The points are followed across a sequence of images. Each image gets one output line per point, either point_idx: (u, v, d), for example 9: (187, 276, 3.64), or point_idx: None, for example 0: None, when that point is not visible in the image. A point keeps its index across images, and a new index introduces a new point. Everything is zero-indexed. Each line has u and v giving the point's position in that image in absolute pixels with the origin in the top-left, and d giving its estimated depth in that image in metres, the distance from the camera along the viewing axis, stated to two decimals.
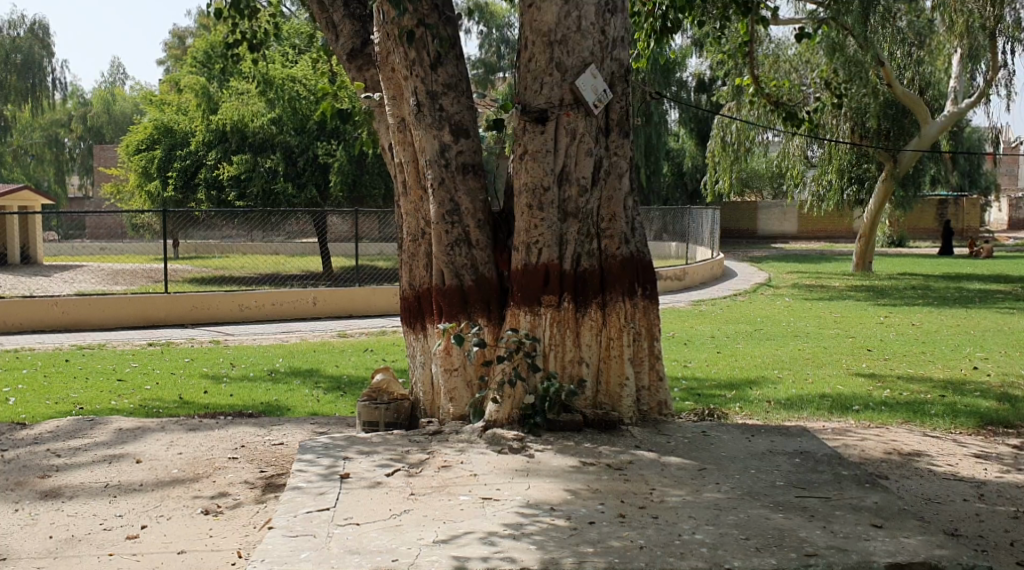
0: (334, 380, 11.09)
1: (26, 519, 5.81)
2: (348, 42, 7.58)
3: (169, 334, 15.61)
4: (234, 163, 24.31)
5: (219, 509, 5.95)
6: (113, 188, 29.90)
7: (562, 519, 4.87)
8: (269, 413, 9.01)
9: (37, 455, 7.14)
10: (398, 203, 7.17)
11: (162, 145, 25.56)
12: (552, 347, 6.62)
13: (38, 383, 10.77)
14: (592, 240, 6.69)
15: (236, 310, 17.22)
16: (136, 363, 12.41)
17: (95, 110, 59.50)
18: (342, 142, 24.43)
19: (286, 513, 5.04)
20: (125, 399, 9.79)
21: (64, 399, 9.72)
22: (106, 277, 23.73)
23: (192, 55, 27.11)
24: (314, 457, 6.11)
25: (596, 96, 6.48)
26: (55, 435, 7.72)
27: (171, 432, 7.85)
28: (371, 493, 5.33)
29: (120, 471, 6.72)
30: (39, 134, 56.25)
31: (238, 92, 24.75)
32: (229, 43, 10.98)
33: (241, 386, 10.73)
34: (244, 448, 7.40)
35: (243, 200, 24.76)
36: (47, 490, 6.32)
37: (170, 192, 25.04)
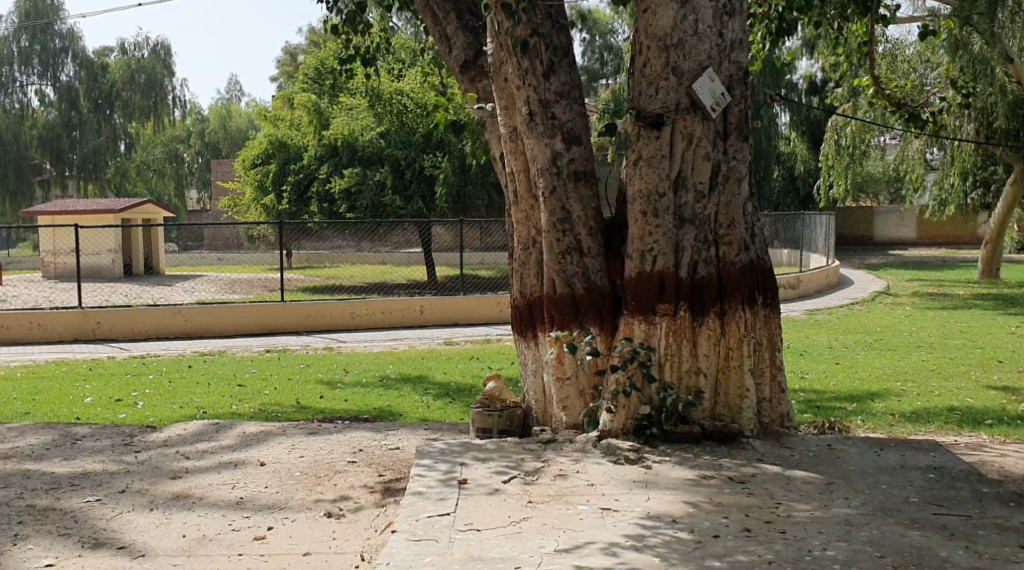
0: (443, 387, 11.16)
1: (161, 518, 6.01)
2: (462, 53, 7.66)
3: (285, 341, 15.99)
4: (345, 176, 24.68)
5: (341, 512, 6.05)
6: (231, 203, 30.98)
7: (685, 532, 4.74)
8: (383, 418, 9.15)
9: (168, 457, 7.40)
10: (510, 212, 7.14)
11: (276, 160, 26.27)
12: (667, 356, 6.47)
13: (163, 388, 11.17)
14: (710, 247, 6.51)
15: (348, 318, 17.51)
16: (254, 370, 12.72)
17: (213, 126, 62.33)
18: (449, 153, 24.82)
19: (407, 517, 5.08)
20: (245, 404, 10.05)
21: (189, 404, 10.04)
22: (225, 286, 24.45)
23: (304, 73, 28.18)
24: (431, 462, 6.19)
25: (714, 100, 6.34)
26: (182, 439, 7.97)
27: (292, 436, 8.01)
28: (489, 501, 5.31)
29: (247, 474, 6.90)
30: (161, 150, 58.01)
31: (348, 109, 25.50)
32: (343, 60, 11.29)
33: (354, 392, 10.88)
34: (362, 452, 7.50)
35: (353, 213, 25.08)
36: (178, 491, 6.54)
37: (284, 206, 25.61)
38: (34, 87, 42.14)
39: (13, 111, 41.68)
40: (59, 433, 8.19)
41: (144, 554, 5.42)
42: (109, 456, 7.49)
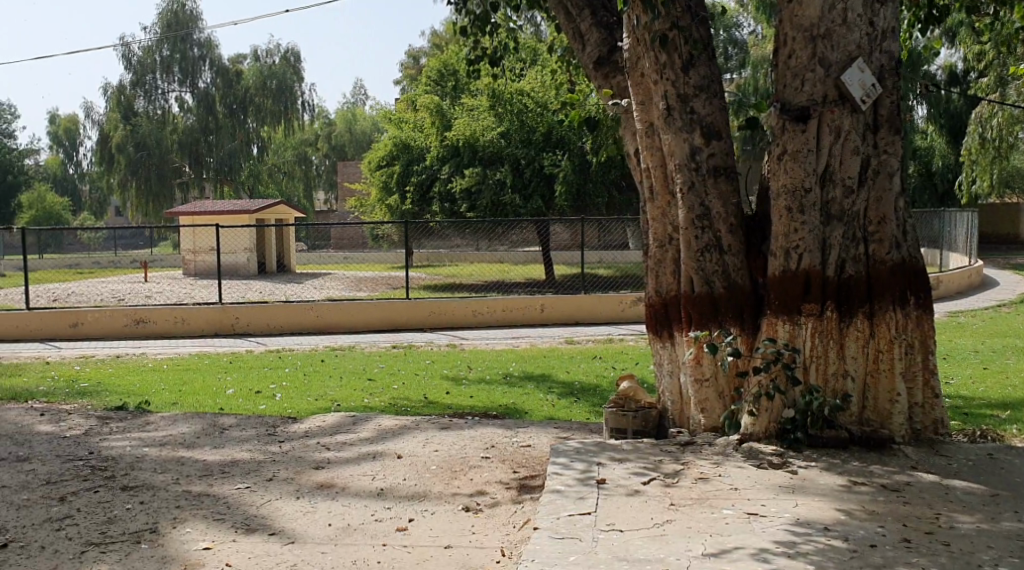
0: (568, 386, 11.12)
1: (307, 507, 6.30)
2: (596, 49, 7.58)
3: (410, 338, 16.24)
4: (465, 176, 24.70)
5: (479, 507, 6.22)
6: (357, 202, 31.69)
7: (840, 541, 4.56)
8: (510, 415, 9.19)
9: (310, 448, 7.61)
10: (645, 209, 7.02)
11: (400, 161, 26.72)
12: (813, 358, 6.25)
13: (299, 380, 11.52)
14: (858, 245, 6.26)
15: (469, 316, 17.65)
16: (383, 365, 12.97)
17: (339, 129, 63.99)
18: (569, 151, 24.72)
19: (548, 515, 5.07)
20: (376, 398, 10.25)
21: (323, 397, 10.29)
22: (352, 284, 25.01)
23: (428, 75, 28.58)
24: (567, 461, 6.16)
25: (863, 91, 6.10)
26: (321, 430, 8.17)
27: (426, 430, 8.11)
28: (631, 501, 5.24)
29: (385, 467, 7.03)
30: (290, 153, 59.81)
31: (470, 110, 25.75)
32: (471, 60, 11.36)
33: (479, 388, 10.94)
34: (494, 448, 7.53)
35: (474, 213, 25.13)
36: (322, 481, 6.75)
37: (407, 206, 25.97)
38: (175, 93, 44.15)
39: (155, 117, 43.75)
40: (207, 423, 8.52)
41: (292, 541, 5.73)
42: (255, 445, 7.75)
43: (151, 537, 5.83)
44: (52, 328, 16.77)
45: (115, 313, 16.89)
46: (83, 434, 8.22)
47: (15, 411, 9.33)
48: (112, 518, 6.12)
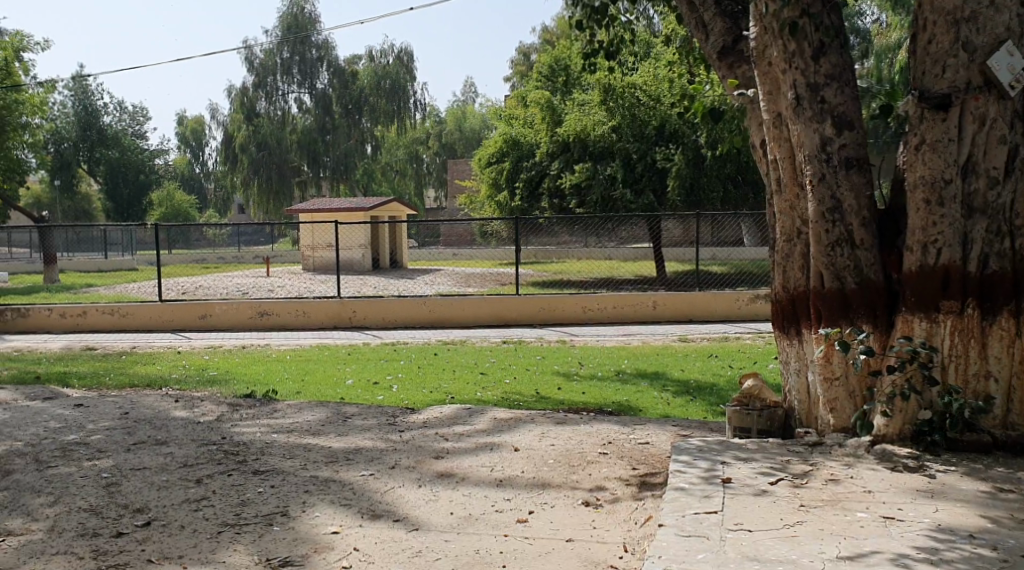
0: (682, 384, 10.93)
1: (429, 495, 6.37)
2: (719, 40, 7.40)
3: (521, 333, 16.26)
4: (575, 172, 24.71)
5: (600, 502, 6.15)
6: (467, 200, 31.94)
7: (987, 549, 4.33)
8: (623, 412, 9.10)
9: (428, 437, 7.68)
10: (772, 202, 6.83)
11: (510, 158, 26.87)
12: (952, 358, 5.98)
13: (414, 372, 11.69)
14: (1004, 239, 5.94)
15: (580, 312, 17.55)
16: (495, 359, 13.02)
17: (449, 127, 64.67)
18: (682, 145, 24.31)
19: (673, 512, 4.98)
20: (489, 391, 10.28)
21: (438, 389, 10.41)
22: (461, 280, 25.20)
23: (538, 71, 28.57)
24: (690, 458, 6.03)
25: (1012, 76, 5.78)
26: (439, 421, 8.22)
27: (541, 424, 8.09)
28: (759, 501, 5.10)
29: (503, 458, 7.05)
30: (402, 152, 60.66)
31: (581, 105, 25.66)
32: (586, 53, 11.28)
33: (591, 385, 10.86)
34: (612, 444, 7.44)
35: (584, 208, 25.14)
36: (443, 470, 6.81)
37: (516, 202, 26.12)
38: (294, 95, 45.28)
39: (275, 118, 44.93)
40: (331, 412, 8.71)
41: (417, 528, 5.85)
42: (376, 434, 7.85)
43: (281, 519, 6.02)
44: (181, 319, 17.43)
45: (240, 306, 17.45)
46: (214, 420, 8.50)
47: (153, 397, 9.75)
48: (245, 500, 6.34)
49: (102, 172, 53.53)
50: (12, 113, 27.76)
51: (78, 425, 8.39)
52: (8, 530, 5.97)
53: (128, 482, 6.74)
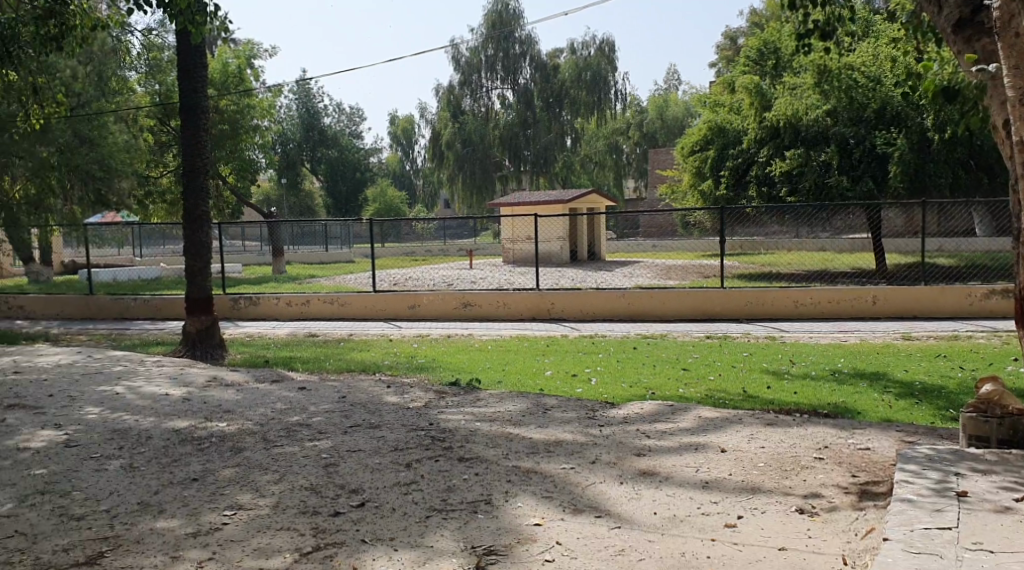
0: (905, 386, 10.14)
1: (631, 493, 6.15)
2: (954, 13, 6.71)
3: (726, 328, 15.69)
4: (787, 159, 23.56)
5: (815, 510, 5.74)
6: (669, 189, 31.33)
7: None
8: (839, 414, 8.53)
9: (630, 434, 7.43)
10: (1019, 190, 6.15)
11: (715, 146, 26.16)
12: None
13: (614, 366, 11.47)
14: None
15: (791, 307, 16.76)
16: (698, 355, 12.58)
17: (651, 116, 63.58)
18: (904, 129, 22.74)
19: (901, 526, 4.56)
20: (692, 388, 9.91)
21: (638, 383, 10.15)
22: (662, 272, 24.72)
23: (745, 56, 27.49)
24: (919, 469, 5.50)
25: None
26: (641, 417, 7.98)
27: (749, 425, 7.67)
28: (1000, 520, 4.58)
29: (710, 459, 6.71)
30: (602, 143, 60.24)
31: (792, 88, 24.47)
32: (801, 34, 10.68)
33: (803, 384, 10.27)
34: (828, 449, 6.94)
35: (795, 197, 23.84)
36: (645, 468, 6.57)
37: (722, 191, 25.30)
38: (497, 91, 46.04)
39: (479, 115, 46.09)
40: (531, 403, 8.63)
41: (621, 525, 5.65)
42: (577, 427, 7.70)
43: (486, 508, 5.99)
44: (393, 309, 18.01)
45: (446, 296, 17.81)
46: (422, 406, 8.63)
47: (366, 383, 10.04)
48: (451, 486, 6.35)
49: (324, 171, 56.55)
50: (246, 117, 29.69)
51: (300, 407, 8.74)
52: (237, 504, 6.25)
53: (344, 463, 6.92)
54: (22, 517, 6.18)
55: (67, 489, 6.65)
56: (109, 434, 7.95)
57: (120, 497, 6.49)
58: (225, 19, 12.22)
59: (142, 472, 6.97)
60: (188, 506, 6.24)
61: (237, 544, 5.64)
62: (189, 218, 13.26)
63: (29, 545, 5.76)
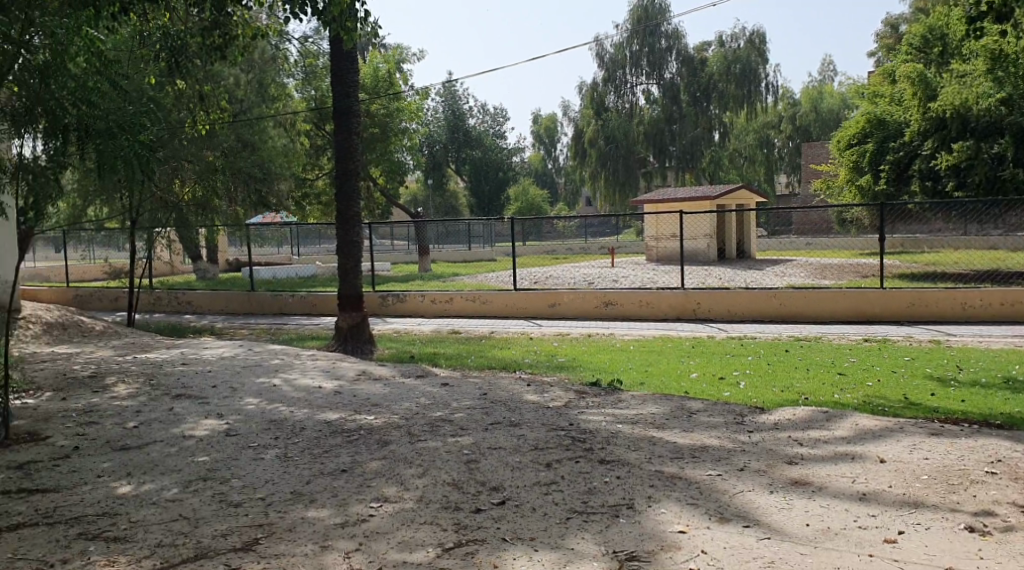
0: None
1: (783, 502, 5.81)
2: None
3: (885, 331, 14.86)
4: (954, 152, 22.26)
5: (987, 529, 5.34)
6: (825, 185, 30.04)
7: None
8: (1014, 426, 7.87)
9: (781, 441, 7.05)
10: None
11: (874, 139, 24.72)
12: None
13: (763, 369, 10.99)
14: None
15: (958, 309, 15.74)
16: (854, 359, 11.91)
17: (804, 109, 61.33)
18: None
19: None
20: (848, 394, 9.36)
21: (790, 388, 9.68)
22: (816, 272, 23.73)
23: (908, 43, 26.19)
24: None
25: None
26: (793, 423, 7.58)
27: (912, 434, 7.16)
28: None
29: (869, 469, 6.28)
30: (752, 138, 58.56)
31: (961, 76, 23.19)
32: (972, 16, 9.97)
33: (973, 392, 9.55)
34: (1002, 463, 6.38)
35: (963, 191, 22.80)
36: (798, 477, 6.20)
37: (882, 186, 23.93)
38: (642, 87, 45.54)
39: (624, 111, 45.65)
40: (676, 405, 8.34)
41: (772, 536, 5.34)
42: (724, 432, 7.37)
43: (628, 511, 5.77)
44: (536, 307, 17.93)
45: (589, 295, 17.60)
46: (564, 406, 8.46)
47: (508, 381, 9.96)
48: (593, 488, 6.16)
49: (467, 171, 57.15)
50: (395, 119, 30.26)
51: (444, 403, 8.73)
52: (383, 496, 6.24)
53: (485, 460, 6.82)
54: (186, 501, 6.35)
55: (226, 476, 6.81)
56: (265, 424, 8.13)
57: (273, 485, 6.58)
58: (376, 25, 12.36)
59: (295, 462, 7.07)
60: (336, 497, 6.28)
61: (381, 537, 5.61)
62: (341, 218, 13.55)
63: (191, 529, 5.87)
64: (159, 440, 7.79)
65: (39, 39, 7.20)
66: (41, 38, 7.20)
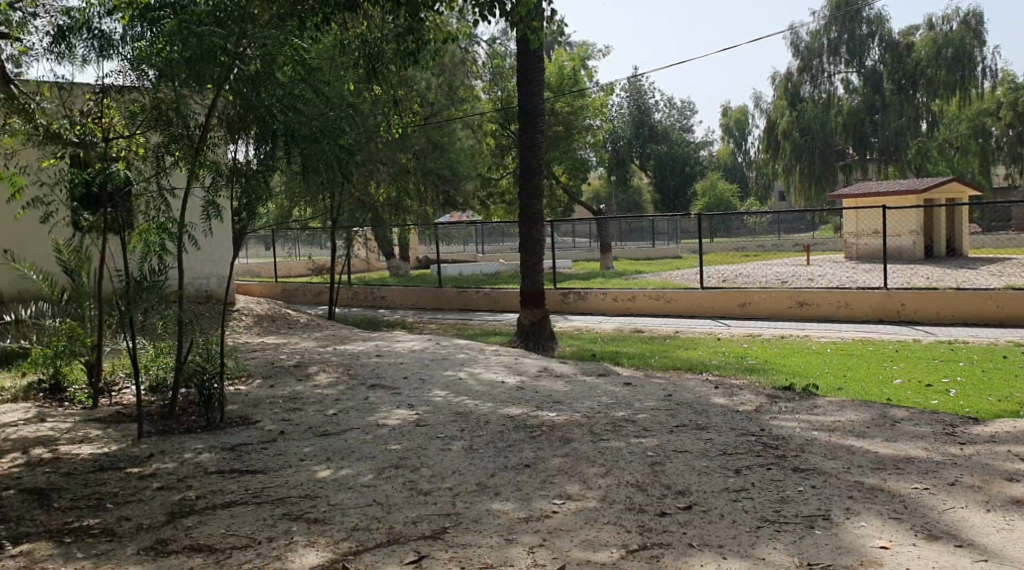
0: None
1: (1002, 523, 5.28)
2: None
3: None
4: None
5: None
6: None
7: None
8: None
9: (998, 455, 6.44)
10: None
11: None
12: None
13: (976, 376, 10.14)
14: None
15: None
16: None
17: None
18: None
19: None
20: None
21: (1009, 397, 8.87)
22: None
23: None
24: None
25: None
26: (1013, 436, 6.91)
27: None
28: None
29: None
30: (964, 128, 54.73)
31: None
32: None
33: None
34: None
35: None
36: (1019, 496, 5.63)
37: None
38: (841, 75, 43.47)
39: (821, 101, 43.79)
40: (878, 413, 7.79)
41: (988, 560, 4.86)
42: (932, 443, 6.81)
43: (824, 523, 5.40)
44: (723, 307, 17.39)
45: (781, 295, 16.90)
46: (754, 410, 8.08)
47: (695, 382, 9.65)
48: (786, 497, 5.81)
49: (653, 166, 56.65)
50: (580, 117, 30.31)
51: (628, 402, 8.53)
52: (567, 494, 6.11)
53: (671, 463, 6.58)
54: (378, 487, 6.44)
55: (416, 465, 6.88)
56: (452, 417, 8.20)
57: (460, 477, 6.59)
58: (562, 23, 12.28)
59: (481, 455, 7.06)
60: (520, 492, 6.20)
61: (565, 535, 5.48)
62: (525, 215, 13.55)
63: (384, 515, 5.91)
64: (355, 427, 7.99)
65: (251, 50, 7.51)
66: (253, 50, 7.52)
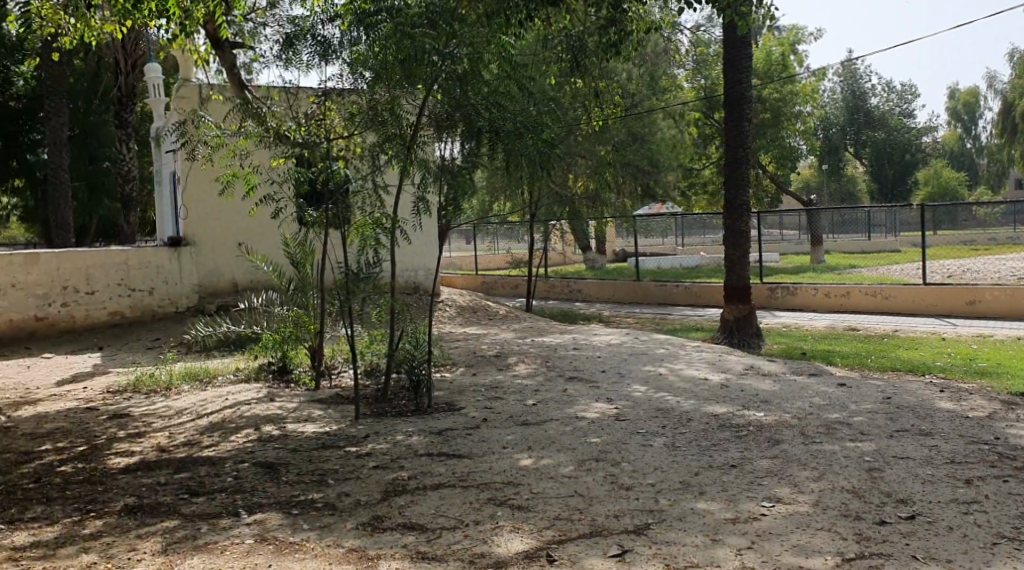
0: None
1: None
2: None
3: None
4: None
5: None
6: None
7: None
8: None
9: None
10: None
11: None
12: None
13: None
14: None
15: None
16: None
17: None
18: None
19: None
20: None
21: None
22: None
23: None
24: None
25: None
26: None
27: None
28: None
29: None
30: None
31: None
32: None
33: None
34: None
35: None
36: None
37: None
38: None
39: None
40: None
41: None
42: None
43: None
44: (947, 305, 16.28)
45: (1016, 293, 15.63)
46: (985, 417, 7.50)
47: (916, 385, 9.06)
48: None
49: (868, 154, 53.69)
50: (788, 104, 29.24)
51: (841, 404, 8.12)
52: (776, 496, 5.88)
53: (890, 469, 6.21)
54: (580, 479, 6.42)
55: (618, 459, 6.81)
56: (654, 412, 8.08)
57: (663, 473, 6.48)
58: (770, 7, 11.84)
59: (684, 453, 6.91)
60: (726, 492, 6.02)
61: (776, 538, 5.26)
62: (729, 207, 13.19)
63: (586, 507, 5.88)
64: (557, 419, 8.02)
65: (460, 49, 7.66)
66: (462, 48, 7.66)
